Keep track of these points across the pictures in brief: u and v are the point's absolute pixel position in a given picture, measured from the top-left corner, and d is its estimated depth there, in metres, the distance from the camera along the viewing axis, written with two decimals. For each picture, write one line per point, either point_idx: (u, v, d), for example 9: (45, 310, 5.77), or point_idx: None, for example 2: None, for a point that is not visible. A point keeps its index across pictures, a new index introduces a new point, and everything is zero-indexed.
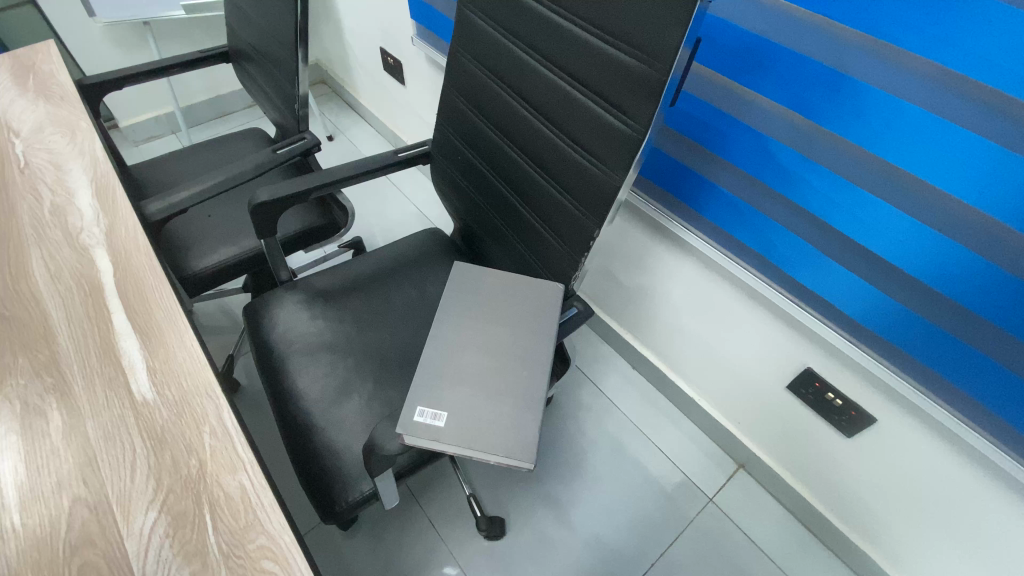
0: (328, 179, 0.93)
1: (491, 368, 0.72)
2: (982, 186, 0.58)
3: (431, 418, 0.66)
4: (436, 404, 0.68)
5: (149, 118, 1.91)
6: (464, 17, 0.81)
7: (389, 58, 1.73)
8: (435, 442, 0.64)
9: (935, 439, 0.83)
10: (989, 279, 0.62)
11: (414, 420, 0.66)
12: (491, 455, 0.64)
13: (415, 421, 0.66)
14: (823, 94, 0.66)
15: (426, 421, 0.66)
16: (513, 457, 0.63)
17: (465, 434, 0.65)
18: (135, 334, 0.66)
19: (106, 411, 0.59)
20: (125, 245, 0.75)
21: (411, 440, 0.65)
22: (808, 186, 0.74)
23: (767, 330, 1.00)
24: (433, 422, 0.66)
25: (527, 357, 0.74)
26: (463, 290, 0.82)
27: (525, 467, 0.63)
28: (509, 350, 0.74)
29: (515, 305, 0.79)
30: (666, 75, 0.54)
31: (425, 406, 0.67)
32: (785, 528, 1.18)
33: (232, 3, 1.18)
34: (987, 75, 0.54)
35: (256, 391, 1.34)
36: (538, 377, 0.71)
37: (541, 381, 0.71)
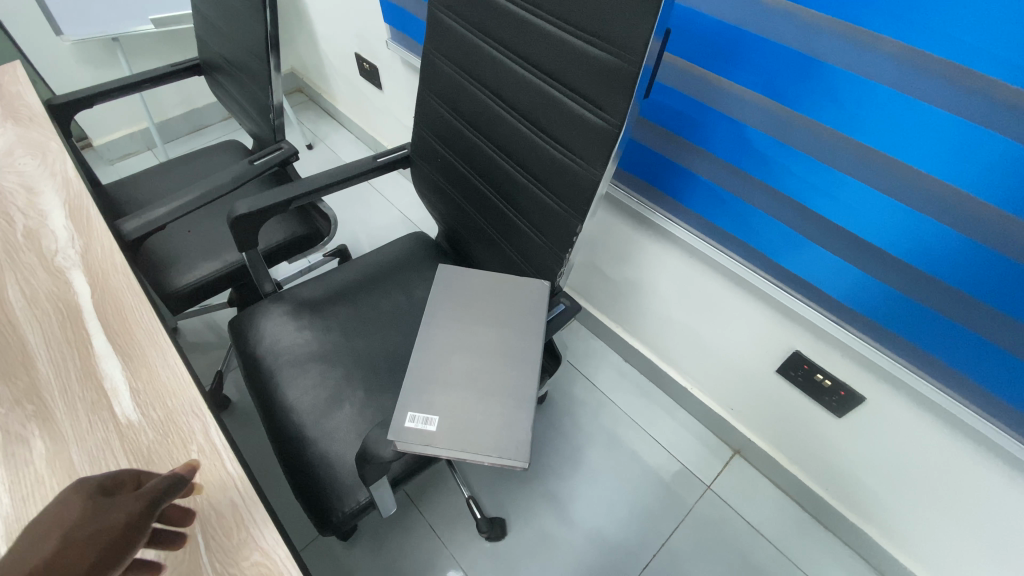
0: (307, 187, 0.91)
1: (481, 369, 0.71)
2: (956, 162, 0.58)
3: (423, 423, 0.66)
4: (429, 407, 0.67)
5: (122, 135, 1.87)
6: (435, 18, 0.80)
7: (365, 63, 1.71)
8: (428, 448, 0.63)
9: (924, 415, 0.83)
10: (969, 254, 0.62)
11: (405, 426, 0.65)
12: (485, 458, 0.63)
13: (406, 428, 0.65)
14: (794, 79, 0.66)
15: (418, 427, 0.65)
16: (509, 457, 0.63)
17: (458, 437, 0.64)
18: (116, 355, 0.64)
19: (90, 435, 0.58)
20: (101, 264, 0.73)
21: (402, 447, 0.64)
22: (784, 170, 0.74)
23: (754, 315, 1.00)
24: (425, 427, 0.65)
25: (517, 357, 0.73)
26: (448, 293, 0.81)
27: (518, 466, 0.63)
28: (501, 351, 0.73)
29: (501, 306, 0.78)
30: (638, 67, 0.54)
31: (416, 411, 0.67)
32: (782, 510, 1.19)
33: (200, 14, 1.15)
34: (953, 52, 0.54)
35: (247, 405, 1.32)
36: (529, 375, 0.71)
37: (533, 378, 0.70)
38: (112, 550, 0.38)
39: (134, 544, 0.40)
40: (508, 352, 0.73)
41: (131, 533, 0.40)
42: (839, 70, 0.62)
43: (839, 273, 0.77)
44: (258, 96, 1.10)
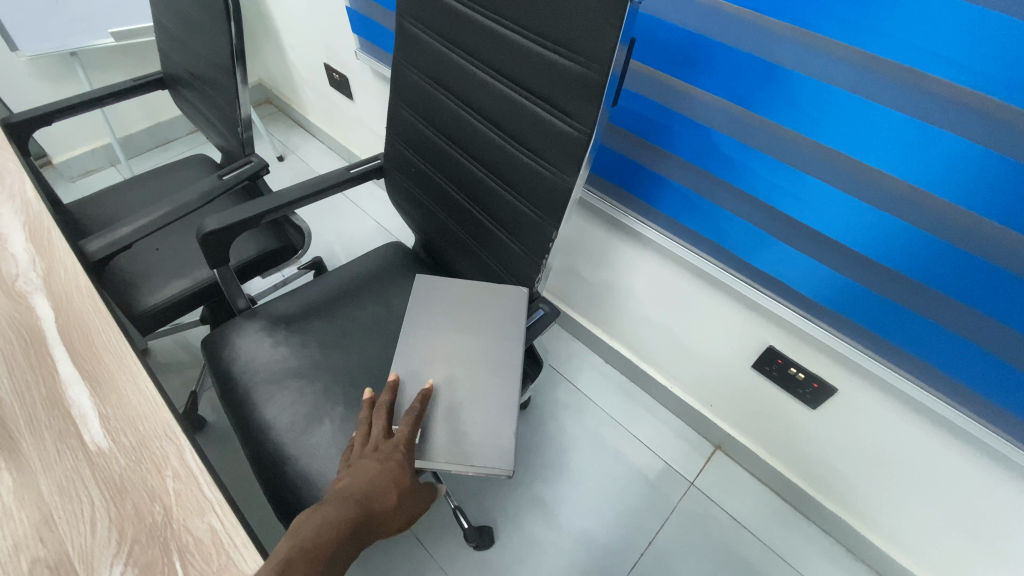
0: (279, 201, 0.90)
1: (463, 378, 0.71)
2: (912, 161, 0.60)
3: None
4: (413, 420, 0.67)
5: (84, 151, 1.82)
6: (403, 29, 0.80)
7: (334, 73, 1.70)
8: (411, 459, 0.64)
9: (892, 402, 0.86)
10: (927, 248, 0.64)
11: None
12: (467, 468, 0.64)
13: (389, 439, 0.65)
14: (756, 84, 0.68)
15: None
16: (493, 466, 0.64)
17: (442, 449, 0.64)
18: (83, 381, 0.62)
19: (59, 465, 0.56)
20: (65, 287, 0.71)
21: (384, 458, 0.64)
22: (751, 172, 0.76)
23: (728, 314, 1.02)
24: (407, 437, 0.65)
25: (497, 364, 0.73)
26: (426, 303, 0.81)
27: (503, 474, 0.63)
28: (483, 359, 0.74)
29: (480, 313, 0.78)
30: (605, 75, 0.54)
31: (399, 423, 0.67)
32: (764, 503, 1.21)
33: (162, 27, 1.13)
34: (903, 55, 0.56)
35: (224, 424, 1.29)
36: (510, 382, 0.72)
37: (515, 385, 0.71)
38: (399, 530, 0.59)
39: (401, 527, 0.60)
40: (486, 360, 0.73)
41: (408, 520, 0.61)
42: (799, 75, 0.64)
43: (807, 270, 0.80)
44: (224, 109, 1.08)
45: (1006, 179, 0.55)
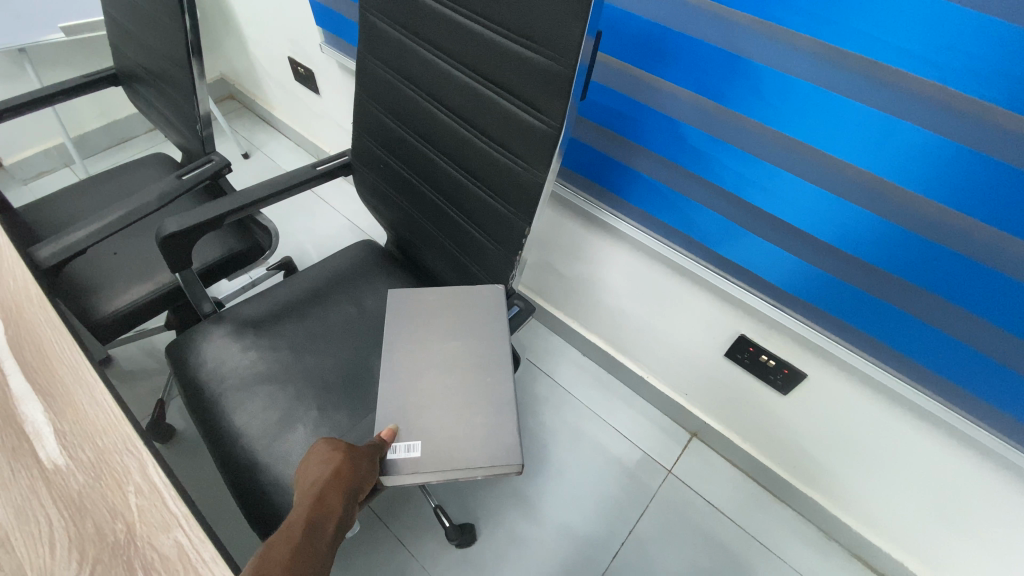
0: (242, 201, 0.87)
1: (439, 373, 0.71)
2: (876, 152, 0.61)
3: (405, 451, 0.65)
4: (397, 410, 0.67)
5: (36, 152, 1.74)
6: (367, 21, 0.78)
7: (299, 67, 1.65)
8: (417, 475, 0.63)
9: (859, 386, 0.89)
10: (890, 237, 0.66)
11: (389, 459, 0.64)
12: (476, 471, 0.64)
13: (391, 461, 0.64)
14: (722, 76, 0.69)
15: (401, 456, 0.64)
16: (502, 465, 0.64)
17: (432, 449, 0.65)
18: (36, 396, 0.59)
19: (12, 485, 0.53)
20: (14, 297, 0.67)
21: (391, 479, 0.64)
22: (719, 164, 0.77)
23: (701, 304, 1.03)
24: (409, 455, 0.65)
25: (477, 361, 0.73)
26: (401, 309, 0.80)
27: (513, 468, 0.64)
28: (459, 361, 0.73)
29: (454, 314, 0.78)
30: (574, 68, 0.54)
31: (396, 442, 0.65)
32: (739, 487, 1.24)
33: (112, 20, 1.08)
34: (864, 47, 0.57)
35: (194, 432, 1.25)
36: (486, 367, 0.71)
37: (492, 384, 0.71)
38: (369, 473, 0.59)
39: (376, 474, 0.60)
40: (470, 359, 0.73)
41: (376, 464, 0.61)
42: (764, 67, 0.64)
43: (776, 260, 0.81)
44: (183, 108, 1.04)
45: (963, 167, 0.56)
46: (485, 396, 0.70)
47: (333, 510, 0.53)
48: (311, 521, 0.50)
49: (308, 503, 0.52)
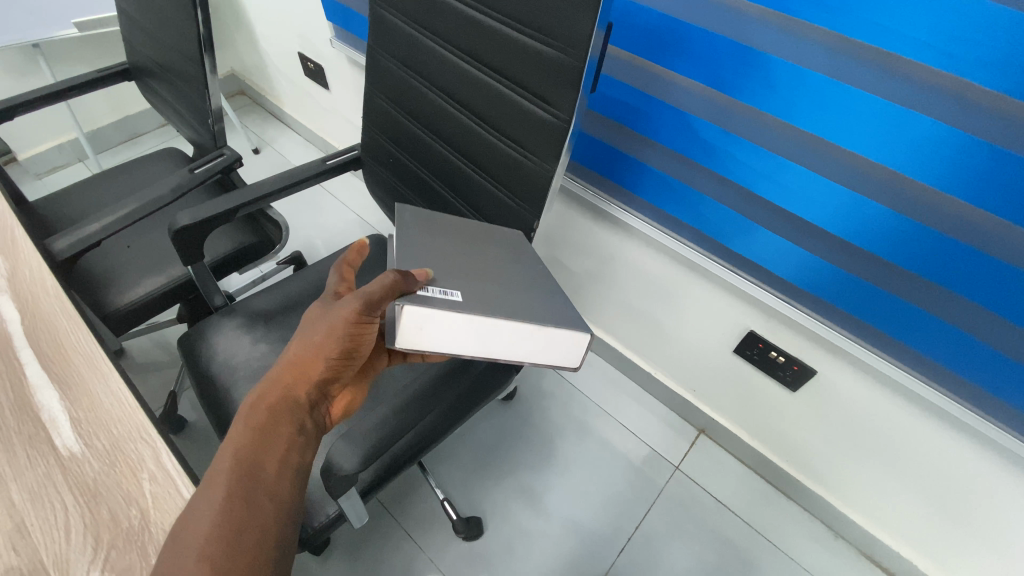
0: (253, 194, 0.87)
1: (464, 279, 0.60)
2: (891, 146, 0.60)
3: (443, 293, 0.56)
4: (435, 282, 0.57)
5: (50, 147, 1.76)
6: (377, 16, 0.78)
7: (309, 63, 1.66)
8: (465, 313, 0.54)
9: (870, 382, 0.88)
10: (906, 233, 0.65)
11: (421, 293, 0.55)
12: (539, 333, 0.58)
13: (422, 294, 0.54)
14: (734, 69, 0.68)
15: (436, 294, 0.55)
16: (571, 337, 0.59)
17: (483, 304, 0.56)
18: (52, 384, 0.60)
19: (29, 471, 0.54)
20: (30, 288, 0.68)
21: (407, 313, 0.53)
22: (730, 158, 0.76)
23: (711, 300, 1.03)
24: (450, 297, 0.56)
25: (518, 285, 0.64)
26: (412, 218, 0.70)
27: (579, 334, 0.59)
28: (492, 273, 0.63)
29: (470, 231, 0.71)
30: (583, 61, 0.54)
31: (429, 286, 0.56)
32: (747, 484, 1.23)
33: (126, 15, 1.09)
34: (879, 38, 0.56)
35: (205, 423, 1.27)
36: (544, 302, 0.63)
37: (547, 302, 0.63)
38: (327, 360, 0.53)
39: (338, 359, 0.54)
40: (502, 277, 0.64)
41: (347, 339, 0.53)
42: (776, 60, 0.64)
43: (787, 255, 0.80)
44: (195, 102, 1.05)
45: (980, 161, 0.55)
46: (552, 305, 0.63)
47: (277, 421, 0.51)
48: (256, 443, 0.49)
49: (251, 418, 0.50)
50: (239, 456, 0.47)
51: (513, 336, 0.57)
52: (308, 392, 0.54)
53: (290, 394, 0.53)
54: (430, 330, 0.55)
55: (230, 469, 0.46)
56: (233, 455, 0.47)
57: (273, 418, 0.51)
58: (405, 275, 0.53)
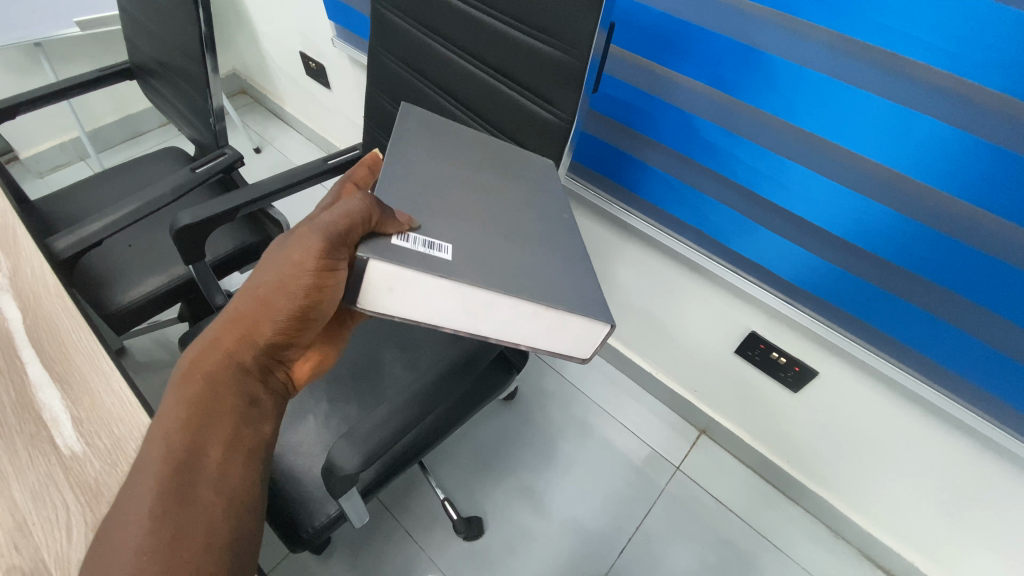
0: (255, 193, 0.87)
1: (467, 221, 0.51)
2: (894, 147, 0.60)
3: (432, 248, 0.46)
4: (423, 232, 0.47)
5: (52, 146, 1.76)
6: (379, 15, 0.78)
7: (311, 62, 1.66)
8: (453, 278, 0.43)
9: (871, 384, 0.88)
10: (908, 234, 0.65)
11: (404, 246, 0.45)
12: (547, 315, 0.47)
13: (404, 249, 0.45)
14: (736, 69, 0.68)
15: (423, 249, 0.45)
16: (586, 324, 0.48)
17: (480, 266, 0.46)
18: (54, 383, 0.60)
19: (31, 470, 0.54)
20: (32, 287, 0.68)
21: (375, 268, 0.43)
22: (732, 158, 0.76)
23: (713, 301, 1.03)
24: (438, 254, 0.46)
25: (532, 231, 0.54)
26: (419, 128, 0.61)
27: (597, 322, 0.47)
28: (504, 217, 0.54)
29: (489, 151, 0.62)
30: (585, 61, 0.54)
31: (415, 236, 0.46)
32: (748, 484, 1.23)
33: (128, 14, 1.09)
34: (882, 38, 0.56)
35: None
36: (560, 266, 0.52)
37: (561, 264, 0.52)
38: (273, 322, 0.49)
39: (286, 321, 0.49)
40: (513, 224, 0.54)
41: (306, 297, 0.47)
42: (778, 60, 0.64)
43: (789, 255, 0.80)
44: (197, 101, 1.05)
45: (982, 162, 0.55)
46: (573, 275, 0.51)
47: (220, 394, 0.48)
48: (196, 420, 0.46)
49: (188, 392, 0.47)
50: (178, 440, 0.44)
51: (514, 312, 0.47)
52: (253, 357, 0.51)
53: (231, 360, 0.50)
54: (406, 293, 0.45)
55: (168, 455, 0.43)
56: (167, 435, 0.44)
57: (213, 389, 0.48)
58: (382, 206, 0.44)
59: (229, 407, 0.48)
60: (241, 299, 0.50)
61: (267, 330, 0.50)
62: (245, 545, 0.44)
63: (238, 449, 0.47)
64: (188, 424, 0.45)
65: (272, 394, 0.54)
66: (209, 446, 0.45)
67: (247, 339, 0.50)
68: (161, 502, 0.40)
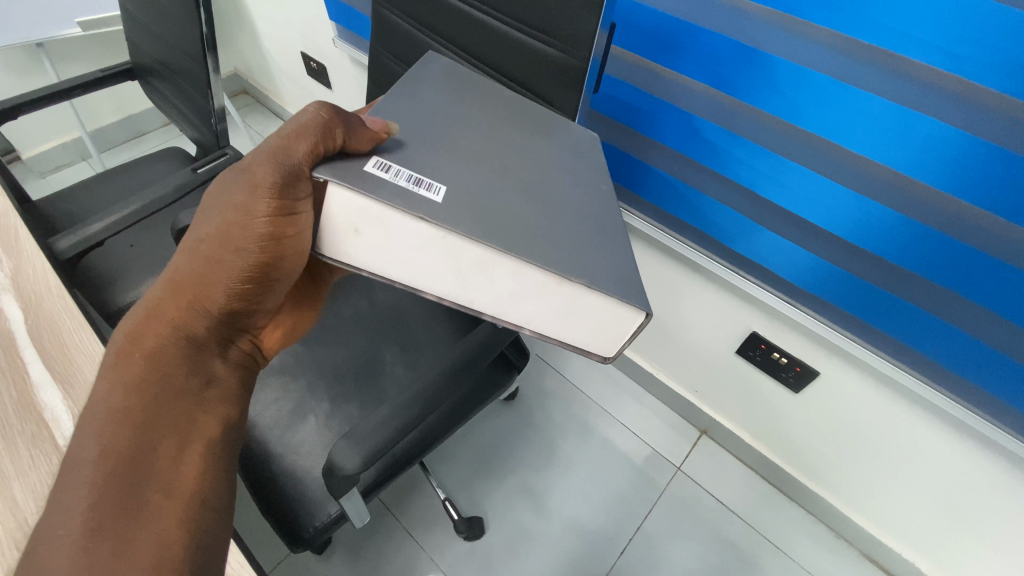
0: None
1: (488, 169, 0.45)
2: (896, 146, 0.60)
3: (417, 184, 0.40)
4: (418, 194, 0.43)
5: (55, 146, 1.77)
6: (379, 15, 0.78)
7: (312, 62, 1.66)
8: (438, 223, 0.37)
9: (872, 384, 0.88)
10: (910, 235, 0.65)
11: (380, 175, 0.39)
12: (560, 291, 0.41)
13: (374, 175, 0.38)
14: (737, 69, 0.68)
15: (404, 183, 0.39)
16: (611, 308, 0.43)
17: (478, 217, 0.39)
18: (56, 384, 0.60)
19: (33, 471, 0.54)
20: (33, 287, 0.68)
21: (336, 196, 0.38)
22: (734, 158, 0.76)
23: (714, 301, 1.02)
24: (423, 193, 0.39)
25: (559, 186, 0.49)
26: (443, 75, 0.55)
27: (632, 309, 0.42)
28: (528, 169, 0.48)
29: (518, 106, 0.57)
30: (586, 61, 0.54)
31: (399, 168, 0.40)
32: (749, 485, 1.23)
33: (129, 15, 1.09)
34: (883, 37, 0.56)
35: None
36: (587, 232, 0.46)
37: (585, 228, 0.46)
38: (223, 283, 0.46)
39: (238, 281, 0.46)
40: (539, 176, 0.48)
41: (260, 249, 0.44)
42: (779, 60, 0.64)
43: (790, 256, 0.80)
44: (198, 101, 1.05)
45: (984, 161, 0.55)
46: (599, 246, 0.45)
47: (169, 373, 0.44)
48: (143, 404, 0.42)
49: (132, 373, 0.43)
50: (123, 430, 0.39)
51: (517, 279, 0.40)
52: (204, 326, 0.47)
53: (181, 332, 0.46)
54: (377, 237, 0.39)
55: (112, 449, 0.38)
56: (105, 433, 0.39)
57: (159, 366, 0.44)
58: (340, 113, 0.39)
59: (181, 388, 0.44)
60: (185, 261, 0.46)
61: (218, 294, 0.46)
62: (219, 537, 0.39)
63: (194, 434, 0.43)
64: (130, 411, 0.41)
65: (232, 367, 0.51)
66: (160, 432, 0.41)
67: (197, 307, 0.47)
68: (96, 505, 0.35)
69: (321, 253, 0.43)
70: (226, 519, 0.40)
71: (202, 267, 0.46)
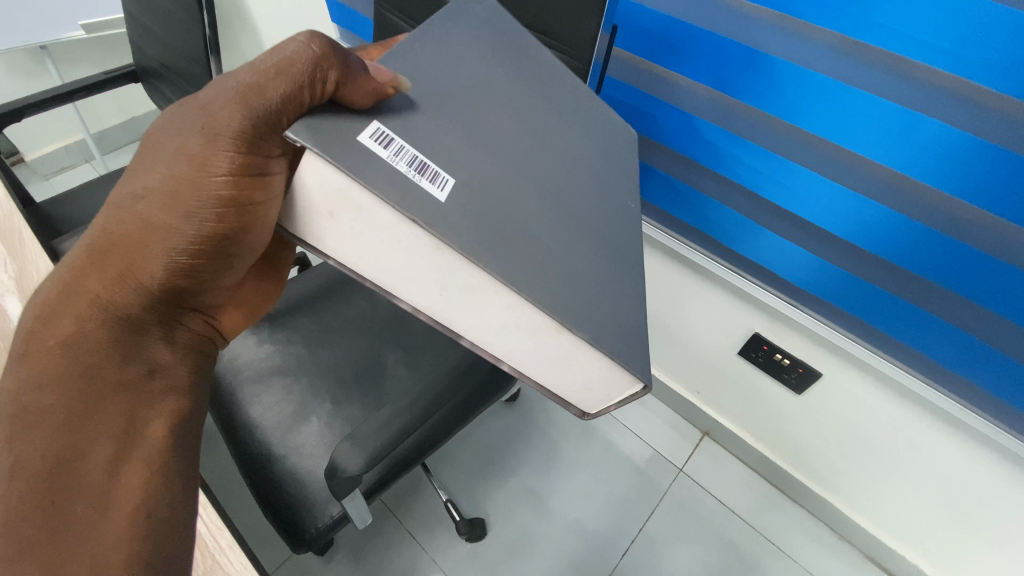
0: None
1: (514, 162, 0.42)
2: (898, 147, 0.60)
3: (420, 173, 0.34)
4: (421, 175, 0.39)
5: (59, 148, 1.78)
6: (382, 17, 0.78)
7: None
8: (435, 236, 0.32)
9: (874, 386, 0.87)
10: (913, 236, 0.65)
11: (377, 151, 0.33)
12: (556, 336, 0.39)
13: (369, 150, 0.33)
14: (739, 70, 0.68)
15: (407, 171, 0.34)
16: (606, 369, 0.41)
17: (480, 229, 0.35)
18: None
19: None
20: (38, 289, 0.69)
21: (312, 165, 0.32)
22: (736, 159, 0.76)
23: (716, 302, 1.02)
24: (427, 186, 0.34)
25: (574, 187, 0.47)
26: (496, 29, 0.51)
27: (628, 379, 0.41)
28: (550, 163, 0.46)
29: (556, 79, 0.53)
30: (588, 65, 0.55)
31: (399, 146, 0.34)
32: (750, 486, 1.23)
33: (133, 17, 1.10)
34: (885, 40, 0.56)
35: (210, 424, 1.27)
36: (590, 254, 0.44)
37: (586, 248, 0.44)
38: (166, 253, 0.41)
39: (183, 250, 0.41)
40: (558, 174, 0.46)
41: (216, 215, 0.39)
42: (782, 61, 0.64)
43: (793, 257, 0.80)
44: None
45: (985, 163, 0.55)
46: (602, 272, 0.44)
47: (100, 367, 0.43)
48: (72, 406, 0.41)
49: (60, 368, 0.41)
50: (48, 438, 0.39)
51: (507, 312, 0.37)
52: (143, 308, 0.44)
53: (116, 315, 0.43)
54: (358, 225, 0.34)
55: (39, 458, 0.38)
56: (26, 443, 0.38)
57: (87, 360, 0.42)
58: (340, 60, 0.34)
59: (114, 385, 0.43)
60: (123, 222, 0.41)
61: (158, 267, 0.42)
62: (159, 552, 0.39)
63: (133, 441, 0.42)
64: (59, 417, 0.40)
65: (178, 351, 0.48)
66: (91, 439, 0.40)
67: (135, 283, 0.43)
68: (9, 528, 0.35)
69: (295, 236, 0.38)
70: (167, 534, 0.40)
71: (141, 231, 0.41)
